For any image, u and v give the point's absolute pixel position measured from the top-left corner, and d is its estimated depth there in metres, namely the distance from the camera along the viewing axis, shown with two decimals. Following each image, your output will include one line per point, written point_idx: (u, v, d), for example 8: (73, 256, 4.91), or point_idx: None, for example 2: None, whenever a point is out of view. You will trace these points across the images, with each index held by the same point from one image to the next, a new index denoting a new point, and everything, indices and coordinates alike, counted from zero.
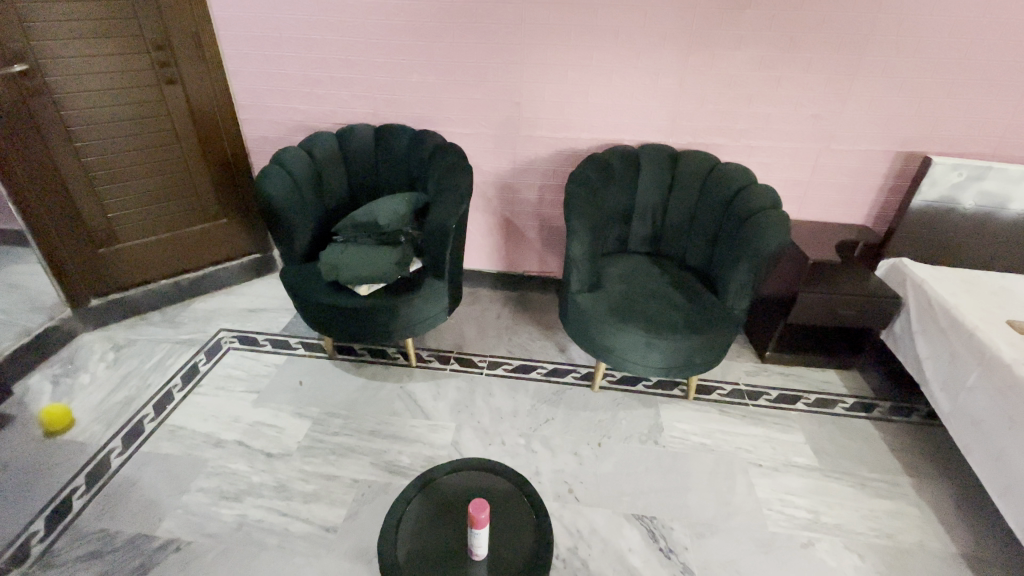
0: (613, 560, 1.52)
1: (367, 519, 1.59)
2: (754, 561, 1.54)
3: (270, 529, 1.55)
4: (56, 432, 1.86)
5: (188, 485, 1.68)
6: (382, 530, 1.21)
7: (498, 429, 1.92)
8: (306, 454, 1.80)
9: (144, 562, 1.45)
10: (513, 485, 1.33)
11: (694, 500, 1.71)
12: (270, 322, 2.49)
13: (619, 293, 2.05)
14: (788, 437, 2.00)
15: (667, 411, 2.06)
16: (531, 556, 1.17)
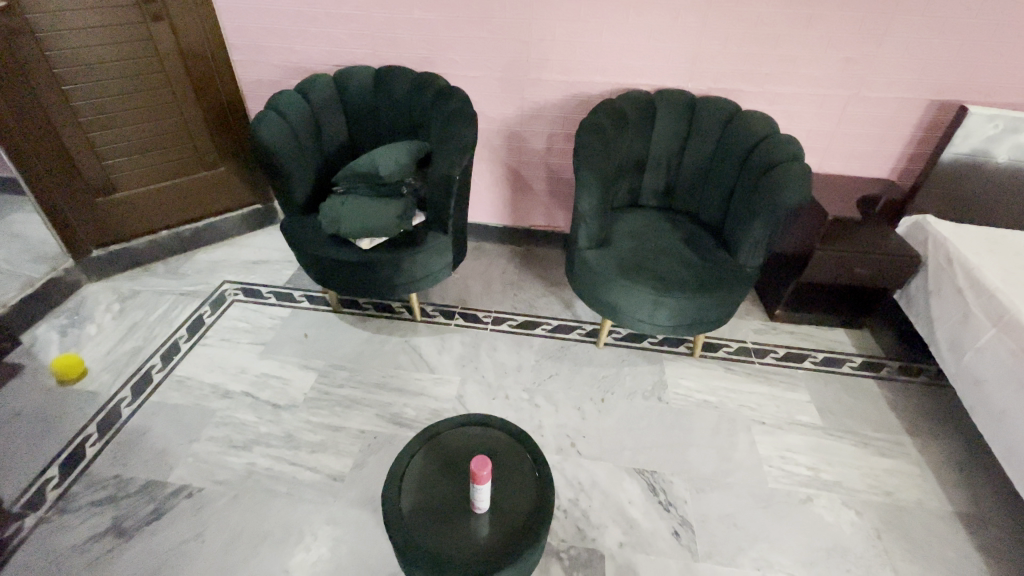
0: (613, 512, 1.56)
1: (373, 469, 1.62)
2: (752, 515, 1.57)
3: (279, 477, 1.59)
4: (73, 380, 1.89)
5: (198, 434, 1.71)
6: (385, 483, 1.22)
7: (502, 383, 1.92)
8: (312, 405, 1.82)
9: (158, 506, 1.49)
10: (515, 442, 1.33)
11: (696, 455, 1.73)
12: (274, 275, 2.47)
13: (628, 249, 1.99)
14: (793, 396, 1.99)
15: (672, 368, 2.05)
16: (533, 510, 1.19)
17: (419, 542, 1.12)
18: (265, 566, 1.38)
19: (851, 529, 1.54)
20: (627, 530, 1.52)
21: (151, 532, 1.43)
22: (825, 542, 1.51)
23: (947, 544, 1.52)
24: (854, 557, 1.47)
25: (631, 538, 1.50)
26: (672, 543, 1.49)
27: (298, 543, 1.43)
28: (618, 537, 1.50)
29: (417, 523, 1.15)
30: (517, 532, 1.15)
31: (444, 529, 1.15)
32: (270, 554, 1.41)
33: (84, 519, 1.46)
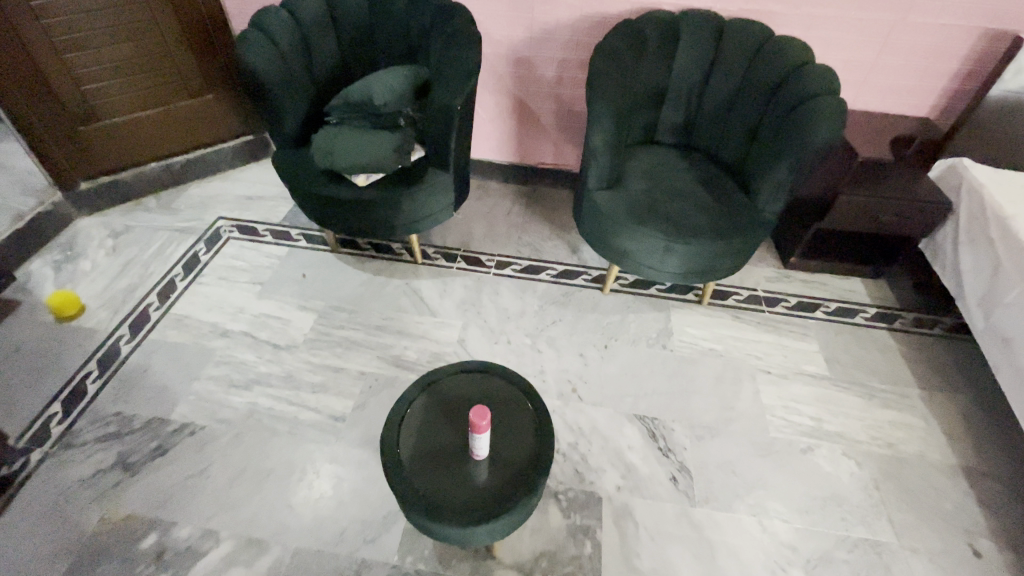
0: (611, 457, 1.56)
1: (374, 411, 1.61)
2: (751, 463, 1.56)
3: (281, 416, 1.59)
4: (80, 311, 1.89)
5: (198, 373, 1.71)
6: (384, 428, 1.21)
7: (504, 328, 1.88)
8: (312, 347, 1.79)
9: (162, 443, 1.51)
10: (516, 389, 1.29)
11: (698, 404, 1.71)
12: (269, 212, 2.37)
13: (640, 190, 1.87)
14: (802, 346, 1.95)
15: (679, 315, 1.99)
16: (533, 458, 1.17)
17: (417, 488, 1.12)
18: (269, 501, 1.40)
19: (850, 479, 1.54)
20: (625, 474, 1.52)
21: (155, 468, 1.45)
22: (823, 490, 1.51)
23: (944, 496, 1.53)
24: (850, 506, 1.48)
25: (629, 483, 1.51)
26: (670, 488, 1.50)
27: (301, 480, 1.45)
28: (616, 481, 1.51)
29: (415, 468, 1.15)
30: (517, 479, 1.14)
31: (444, 475, 1.14)
32: (273, 490, 1.42)
33: (89, 454, 1.47)
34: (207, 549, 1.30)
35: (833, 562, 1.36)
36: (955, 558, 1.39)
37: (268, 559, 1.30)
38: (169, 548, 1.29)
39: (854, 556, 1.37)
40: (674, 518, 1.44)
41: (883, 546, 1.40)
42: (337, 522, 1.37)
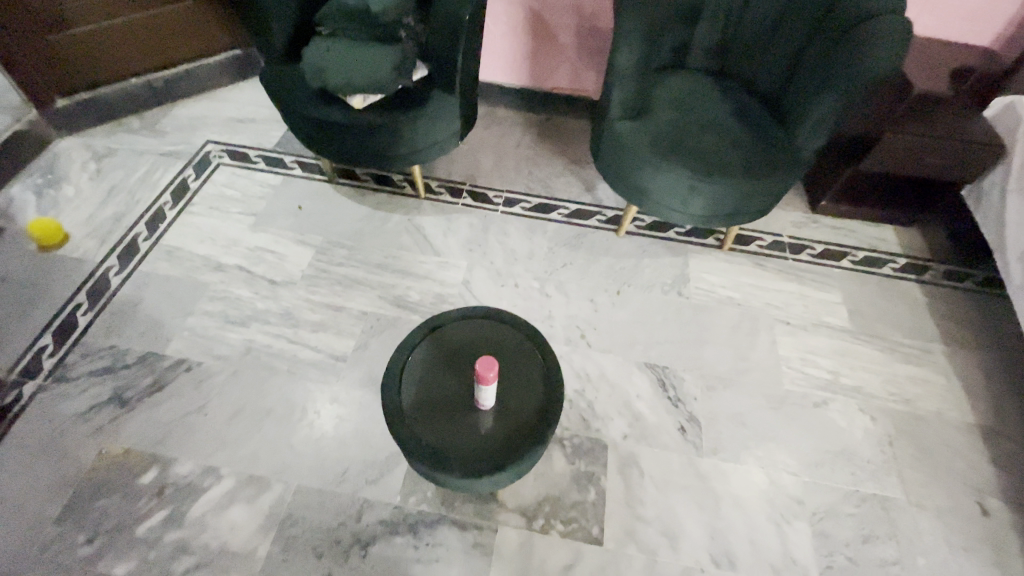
0: (618, 405, 1.50)
1: (375, 352, 1.54)
2: (763, 415, 1.51)
3: (279, 355, 1.53)
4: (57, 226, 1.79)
5: (192, 307, 1.64)
6: (385, 373, 1.15)
7: (511, 270, 1.77)
8: (310, 283, 1.70)
9: (158, 379, 1.46)
10: (525, 338, 1.22)
11: (711, 353, 1.63)
12: (261, 137, 2.20)
13: (667, 121, 1.69)
14: (824, 297, 1.85)
15: (697, 261, 1.88)
16: (541, 409, 1.11)
17: (420, 436, 1.07)
18: (269, 439, 1.36)
19: (863, 435, 1.50)
20: (632, 423, 1.47)
21: (153, 404, 1.41)
22: (834, 445, 1.48)
23: (958, 454, 1.49)
24: (860, 461, 1.45)
25: (635, 432, 1.45)
26: (677, 438, 1.45)
27: (302, 420, 1.40)
28: (622, 429, 1.45)
29: (418, 416, 1.09)
30: (523, 431, 1.08)
31: (448, 424, 1.09)
32: (273, 429, 1.38)
33: (84, 388, 1.44)
34: (209, 485, 1.27)
35: (839, 516, 1.34)
36: (962, 516, 1.38)
37: (270, 496, 1.27)
38: (170, 484, 1.27)
39: (860, 511, 1.36)
40: (680, 468, 1.40)
41: (890, 501, 1.38)
42: (339, 463, 1.33)
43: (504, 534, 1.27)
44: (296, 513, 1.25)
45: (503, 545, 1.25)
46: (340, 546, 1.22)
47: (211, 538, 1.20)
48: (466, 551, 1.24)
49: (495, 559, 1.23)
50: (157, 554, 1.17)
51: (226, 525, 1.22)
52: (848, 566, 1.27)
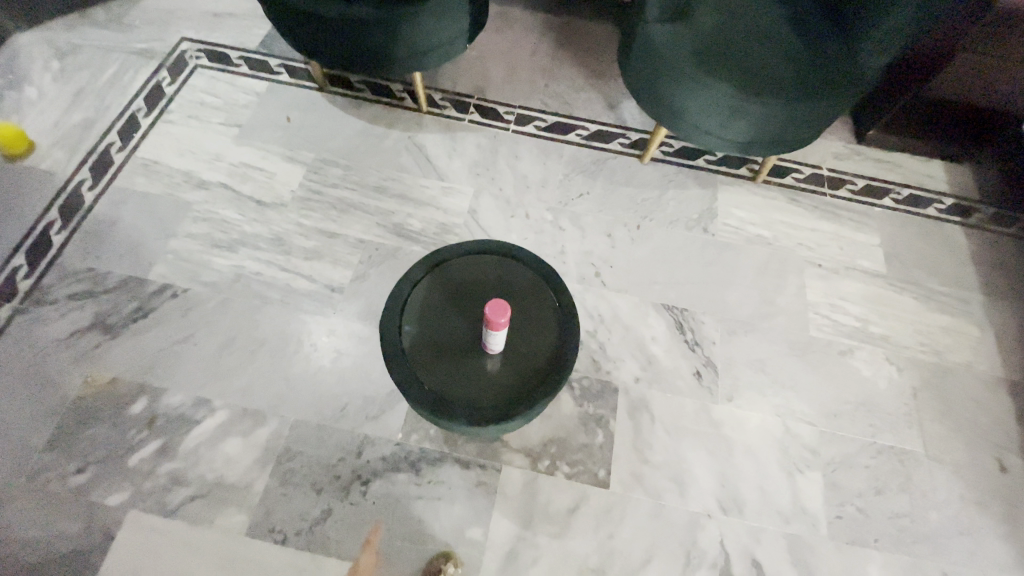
0: (631, 347, 1.39)
1: (374, 283, 1.42)
2: (784, 363, 1.43)
3: (270, 283, 1.41)
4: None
5: (174, 229, 1.50)
6: (385, 311, 1.04)
7: (522, 198, 1.61)
8: (302, 206, 1.55)
9: (142, 306, 1.37)
10: (539, 276, 1.10)
11: (735, 296, 1.51)
12: (243, 35, 1.93)
13: (712, 26, 1.44)
14: (860, 238, 1.70)
15: (726, 194, 1.71)
16: (554, 355, 1.02)
17: (423, 379, 0.99)
18: (263, 371, 1.28)
19: (887, 386, 1.43)
20: (645, 366, 1.37)
21: (138, 332, 1.32)
22: (855, 395, 1.41)
23: (983, 409, 1.43)
24: (881, 413, 1.39)
25: (648, 375, 1.36)
26: (692, 383, 1.36)
27: (298, 352, 1.31)
28: (635, 372, 1.35)
29: (420, 357, 1.01)
30: (534, 378, 0.99)
31: (453, 367, 1.00)
32: (267, 361, 1.29)
33: (64, 313, 1.35)
34: (202, 417, 1.21)
35: (854, 467, 1.30)
36: (979, 471, 1.33)
37: (266, 431, 1.21)
38: (161, 415, 1.21)
39: (875, 463, 1.31)
40: (693, 415, 1.32)
41: (907, 454, 1.34)
42: (338, 398, 1.25)
43: (508, 475, 1.21)
44: (293, 449, 1.19)
45: (508, 485, 1.20)
46: (340, 482, 1.17)
47: (206, 471, 1.15)
48: (468, 490, 1.19)
49: (499, 499, 1.19)
50: (152, 485, 1.13)
51: (221, 458, 1.17)
52: (858, 517, 1.24)
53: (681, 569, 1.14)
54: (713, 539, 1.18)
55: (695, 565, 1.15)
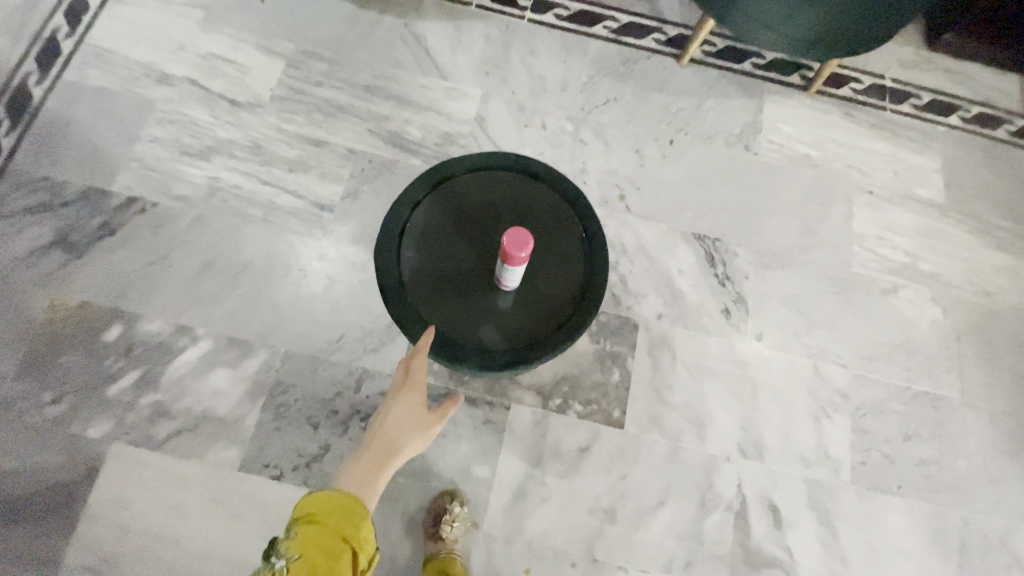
0: (656, 280, 1.25)
1: (368, 201, 1.25)
2: (822, 301, 1.30)
3: (250, 198, 1.24)
4: None
5: (137, 133, 1.30)
6: (380, 237, 0.90)
7: (539, 104, 1.38)
8: (283, 108, 1.33)
9: (108, 221, 1.21)
10: (560, 201, 0.94)
11: (774, 225, 1.35)
12: None
13: None
14: (919, 162, 1.50)
15: (774, 107, 1.48)
16: (576, 294, 0.89)
17: (423, 316, 0.86)
18: (247, 297, 1.15)
19: (929, 329, 1.31)
20: (670, 302, 1.23)
21: (105, 252, 1.18)
22: (894, 337, 1.30)
23: None
24: (919, 357, 1.28)
25: (672, 311, 1.23)
26: (719, 320, 1.23)
27: (285, 277, 1.17)
28: (658, 308, 1.23)
29: (420, 290, 0.88)
30: (552, 320, 0.87)
31: (459, 302, 0.88)
32: (251, 286, 1.16)
33: (21, 228, 1.19)
34: (184, 347, 1.10)
35: (884, 412, 1.23)
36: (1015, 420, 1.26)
37: (254, 362, 1.10)
38: (139, 343, 1.10)
39: (907, 408, 1.24)
40: (719, 356, 1.21)
41: (942, 401, 1.25)
42: (332, 328, 1.14)
43: (517, 414, 1.12)
44: (284, 382, 1.09)
45: (516, 424, 1.12)
46: (337, 418, 1.08)
47: (193, 403, 1.07)
48: (475, 428, 1.10)
49: (507, 437, 1.11)
50: (136, 418, 1.05)
51: (208, 390, 1.08)
52: (882, 463, 1.19)
53: (695, 511, 1.10)
54: (730, 482, 1.13)
55: (710, 508, 1.10)
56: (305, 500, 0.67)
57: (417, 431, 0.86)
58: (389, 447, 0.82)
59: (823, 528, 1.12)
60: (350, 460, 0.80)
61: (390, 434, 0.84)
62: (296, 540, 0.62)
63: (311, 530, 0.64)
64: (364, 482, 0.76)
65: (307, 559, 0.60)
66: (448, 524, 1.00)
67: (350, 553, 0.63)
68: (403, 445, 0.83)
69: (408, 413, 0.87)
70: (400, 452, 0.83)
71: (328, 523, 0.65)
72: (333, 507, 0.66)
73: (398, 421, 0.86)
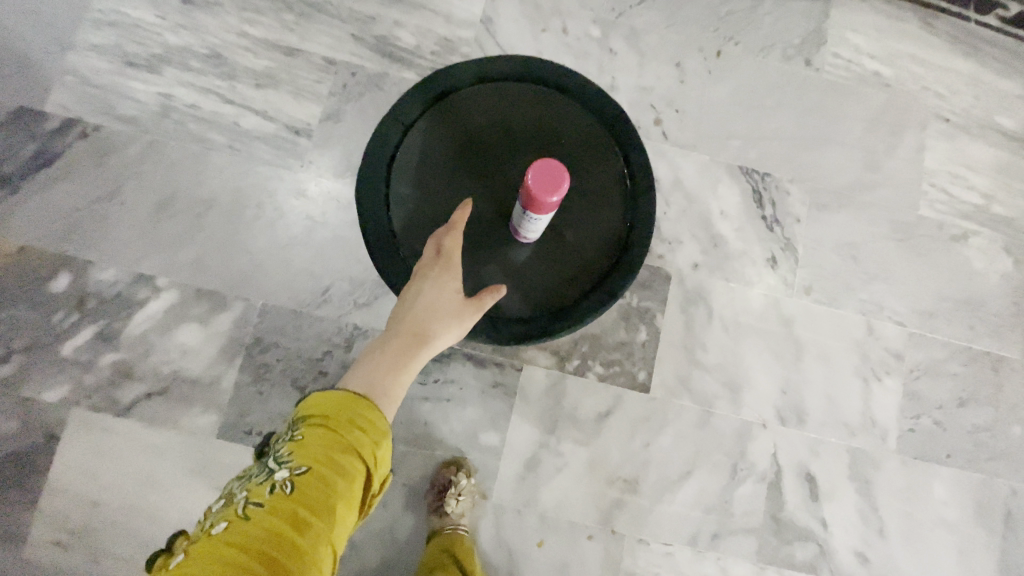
0: (693, 223, 1.07)
1: (353, 125, 1.04)
2: (882, 249, 1.12)
3: (212, 121, 1.03)
4: None
5: (67, 36, 1.05)
6: (367, 165, 0.78)
7: (559, 4, 1.13)
8: (244, 6, 1.08)
9: (43, 150, 1.01)
10: (581, 133, 0.81)
11: (833, 158, 1.14)
12: None
13: None
14: (1008, 84, 1.25)
15: (843, 10, 1.21)
16: (606, 253, 0.79)
17: (410, 265, 0.77)
18: (216, 241, 0.98)
19: (997, 282, 1.15)
20: (708, 249, 1.06)
21: (43, 186, 0.99)
22: (958, 291, 1.13)
23: None
24: (983, 314, 1.13)
25: (710, 259, 1.06)
26: (764, 271, 1.07)
27: (258, 217, 0.99)
28: (694, 257, 1.06)
29: (408, 235, 0.78)
30: (581, 283, 0.78)
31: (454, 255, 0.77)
32: (219, 227, 0.98)
33: None
34: (145, 299, 0.95)
35: (940, 374, 1.09)
36: None
37: (228, 318, 0.95)
38: (93, 295, 0.95)
39: (965, 371, 1.10)
40: (761, 311, 1.06)
41: (1003, 363, 1.12)
42: (317, 279, 0.98)
43: (531, 375, 0.99)
44: (264, 339, 0.95)
45: (529, 388, 0.99)
46: (327, 380, 0.95)
47: (160, 363, 0.93)
48: (482, 392, 0.98)
49: (518, 402, 0.98)
50: (97, 379, 0.92)
51: (177, 348, 0.94)
52: (932, 430, 1.07)
53: (725, 481, 1.00)
54: (765, 451, 1.02)
55: (742, 478, 1.00)
56: (316, 396, 0.58)
57: (450, 319, 0.70)
58: (418, 337, 0.68)
59: (862, 499, 1.03)
60: (372, 348, 0.67)
61: (418, 321, 0.69)
62: (300, 448, 0.53)
63: (319, 434, 0.54)
64: (386, 378, 0.63)
65: (310, 472, 0.52)
66: (452, 498, 0.90)
67: (361, 473, 0.54)
68: (434, 335, 0.69)
69: (440, 297, 0.71)
70: (431, 343, 0.68)
71: (338, 430, 0.55)
72: (346, 410, 0.56)
73: (428, 305, 0.70)
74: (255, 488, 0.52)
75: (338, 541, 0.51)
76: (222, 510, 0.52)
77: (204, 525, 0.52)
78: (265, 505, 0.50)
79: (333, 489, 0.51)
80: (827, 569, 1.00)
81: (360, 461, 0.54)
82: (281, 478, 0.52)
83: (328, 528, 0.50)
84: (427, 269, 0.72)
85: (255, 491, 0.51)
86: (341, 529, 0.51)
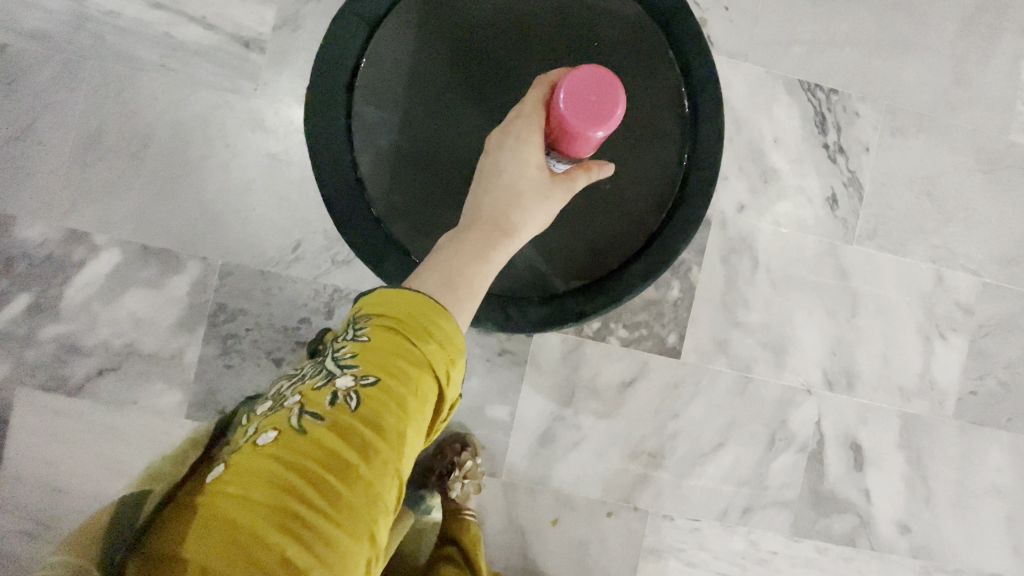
0: (740, 154, 0.88)
1: (318, 35, 0.82)
2: (962, 183, 0.94)
3: (138, 33, 0.81)
4: None
5: None
6: (328, 77, 0.63)
7: None
8: None
9: None
10: (599, 38, 0.64)
11: (917, 69, 0.92)
12: None
13: None
14: None
15: None
16: (642, 206, 0.66)
17: (380, 219, 0.64)
18: (159, 188, 0.81)
19: None
20: (757, 186, 0.88)
21: None
22: None
23: None
24: None
25: (759, 199, 0.88)
26: (822, 214, 0.89)
27: (209, 156, 0.81)
28: (740, 197, 0.88)
29: (377, 182, 0.64)
30: (615, 245, 0.66)
31: (439, 211, 0.64)
32: (161, 171, 0.81)
33: None
34: (83, 260, 0.80)
35: (1013, 331, 0.95)
36: None
37: (183, 281, 0.80)
38: (20, 256, 0.79)
39: None
40: (815, 261, 0.90)
41: None
42: (286, 232, 0.81)
43: (543, 341, 0.85)
44: (229, 305, 0.81)
45: (542, 355, 0.85)
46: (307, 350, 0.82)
47: (111, 336, 0.80)
48: (488, 361, 0.84)
49: (530, 372, 0.85)
50: (39, 355, 0.79)
51: (129, 318, 0.80)
52: (995, 392, 0.95)
53: (761, 453, 0.89)
54: (808, 419, 0.90)
55: (780, 449, 0.90)
56: (383, 293, 0.50)
57: (535, 200, 0.54)
58: (496, 226, 0.54)
59: (912, 469, 0.93)
60: (444, 238, 0.55)
61: (496, 203, 0.54)
62: (365, 354, 0.47)
63: (388, 338, 0.47)
64: (459, 272, 0.51)
65: (376, 389, 0.46)
66: (457, 481, 0.82)
67: (432, 395, 0.47)
68: (515, 222, 0.54)
69: (521, 173, 0.54)
70: (512, 233, 0.54)
71: (409, 338, 0.47)
72: (417, 314, 0.48)
73: (506, 183, 0.54)
74: (313, 395, 0.47)
75: (405, 466, 0.47)
76: (274, 413, 0.48)
77: (252, 429, 0.48)
78: (325, 421, 0.45)
79: (401, 414, 0.45)
80: (866, 541, 0.92)
81: (433, 381, 0.47)
82: (343, 389, 0.46)
83: (396, 457, 0.45)
84: (502, 128, 0.54)
85: (310, 401, 0.46)
86: (409, 454, 0.47)
